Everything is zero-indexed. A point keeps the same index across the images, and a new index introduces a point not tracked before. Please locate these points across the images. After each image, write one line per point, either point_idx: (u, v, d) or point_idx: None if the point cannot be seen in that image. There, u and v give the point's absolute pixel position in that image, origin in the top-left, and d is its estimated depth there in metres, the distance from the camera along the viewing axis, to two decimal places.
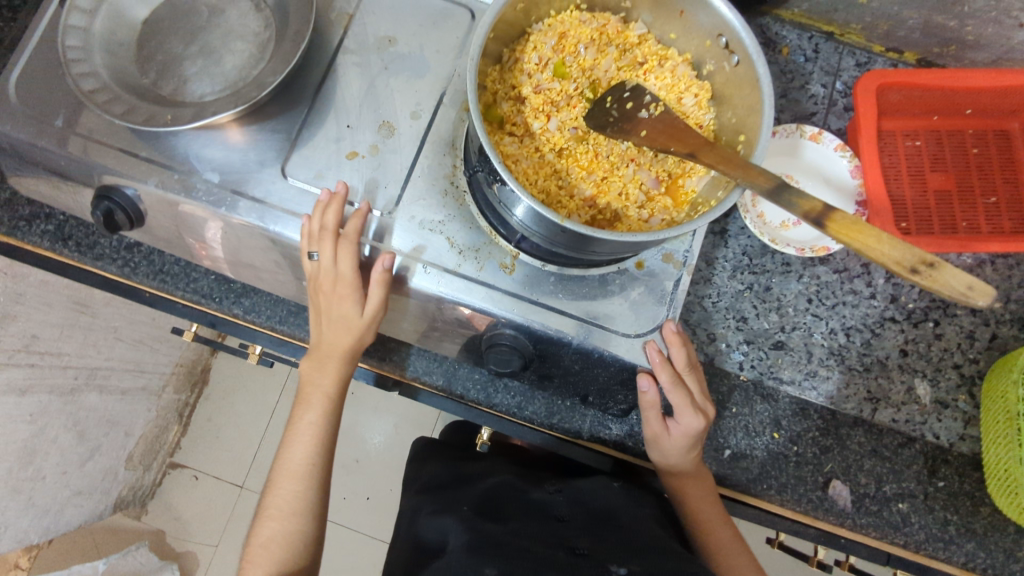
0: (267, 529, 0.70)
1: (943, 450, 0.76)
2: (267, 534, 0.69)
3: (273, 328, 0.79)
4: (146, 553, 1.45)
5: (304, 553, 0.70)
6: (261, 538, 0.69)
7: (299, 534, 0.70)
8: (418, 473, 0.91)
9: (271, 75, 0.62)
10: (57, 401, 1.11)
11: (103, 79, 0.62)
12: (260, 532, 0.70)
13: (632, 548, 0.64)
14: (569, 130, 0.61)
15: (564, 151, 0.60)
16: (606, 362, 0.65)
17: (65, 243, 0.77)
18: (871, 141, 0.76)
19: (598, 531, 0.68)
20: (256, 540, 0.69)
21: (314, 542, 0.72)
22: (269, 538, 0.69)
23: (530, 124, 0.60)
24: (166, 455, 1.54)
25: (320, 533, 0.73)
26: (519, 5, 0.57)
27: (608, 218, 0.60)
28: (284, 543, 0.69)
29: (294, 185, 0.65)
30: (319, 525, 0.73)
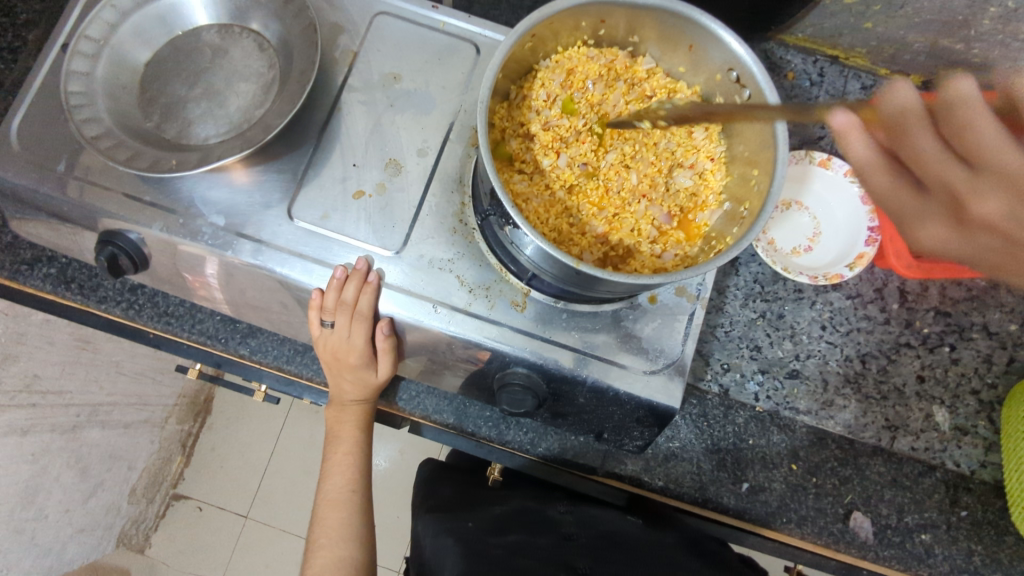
0: (320, 558, 0.68)
1: (964, 478, 0.75)
2: (320, 564, 0.68)
3: (280, 367, 0.78)
4: None
5: None
6: (315, 568, 0.68)
7: (350, 559, 0.69)
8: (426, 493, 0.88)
9: (276, 118, 0.61)
10: (58, 439, 1.10)
11: (106, 124, 0.61)
12: (312, 563, 0.69)
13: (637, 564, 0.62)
14: (579, 167, 0.60)
15: (575, 190, 0.59)
16: (621, 401, 0.64)
17: (68, 286, 0.76)
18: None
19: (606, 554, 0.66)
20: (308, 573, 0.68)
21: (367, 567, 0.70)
22: (322, 565, 0.68)
23: (540, 162, 0.60)
24: (169, 486, 1.50)
25: (372, 558, 0.72)
26: (528, 44, 0.55)
27: (621, 256, 0.58)
28: (338, 569, 0.68)
29: (301, 227, 0.64)
30: (369, 550, 0.72)
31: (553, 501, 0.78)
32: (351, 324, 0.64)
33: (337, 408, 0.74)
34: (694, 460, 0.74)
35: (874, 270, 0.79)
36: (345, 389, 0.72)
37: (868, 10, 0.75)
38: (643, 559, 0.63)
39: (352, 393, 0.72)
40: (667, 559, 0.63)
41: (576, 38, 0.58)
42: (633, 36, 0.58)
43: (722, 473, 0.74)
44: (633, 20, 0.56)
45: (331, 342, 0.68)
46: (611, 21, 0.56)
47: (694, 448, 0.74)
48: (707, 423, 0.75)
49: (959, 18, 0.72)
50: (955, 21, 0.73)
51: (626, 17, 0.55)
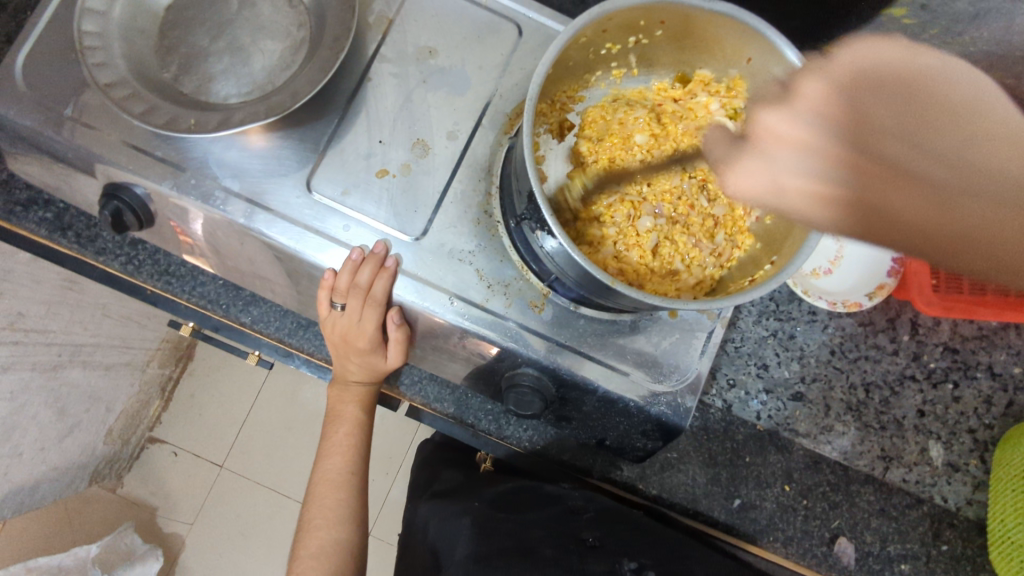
0: (316, 539, 0.69)
1: (949, 514, 0.76)
2: (316, 545, 0.69)
3: (281, 339, 0.76)
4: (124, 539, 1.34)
5: (353, 561, 0.70)
6: (310, 549, 0.68)
7: (345, 544, 0.69)
8: (427, 477, 0.85)
9: (306, 86, 0.58)
10: (39, 377, 1.06)
11: (121, 71, 0.57)
12: (309, 543, 0.69)
13: (649, 545, 0.62)
14: (613, 178, 0.57)
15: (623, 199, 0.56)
16: (630, 412, 0.63)
17: (65, 233, 0.73)
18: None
19: (611, 525, 0.65)
20: (305, 553, 0.68)
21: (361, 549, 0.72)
22: (318, 547, 0.68)
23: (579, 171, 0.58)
24: (145, 429, 1.44)
25: (363, 540, 0.73)
26: (583, 39, 0.51)
27: (660, 271, 0.56)
28: (334, 553, 0.68)
29: (318, 201, 0.61)
30: (360, 532, 0.72)
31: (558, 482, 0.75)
32: (364, 308, 0.63)
33: (341, 387, 0.74)
34: (689, 472, 0.74)
35: (890, 300, 0.79)
36: (350, 369, 0.71)
37: None
38: (653, 539, 0.63)
39: (356, 374, 0.71)
40: (674, 543, 0.63)
41: (631, 37, 0.55)
42: (689, 40, 0.55)
43: (716, 487, 0.74)
44: (696, 23, 0.52)
45: (340, 323, 0.66)
46: (671, 23, 0.53)
47: (691, 460, 0.75)
48: (707, 438, 0.75)
49: None
50: None
51: (685, 20, 0.52)
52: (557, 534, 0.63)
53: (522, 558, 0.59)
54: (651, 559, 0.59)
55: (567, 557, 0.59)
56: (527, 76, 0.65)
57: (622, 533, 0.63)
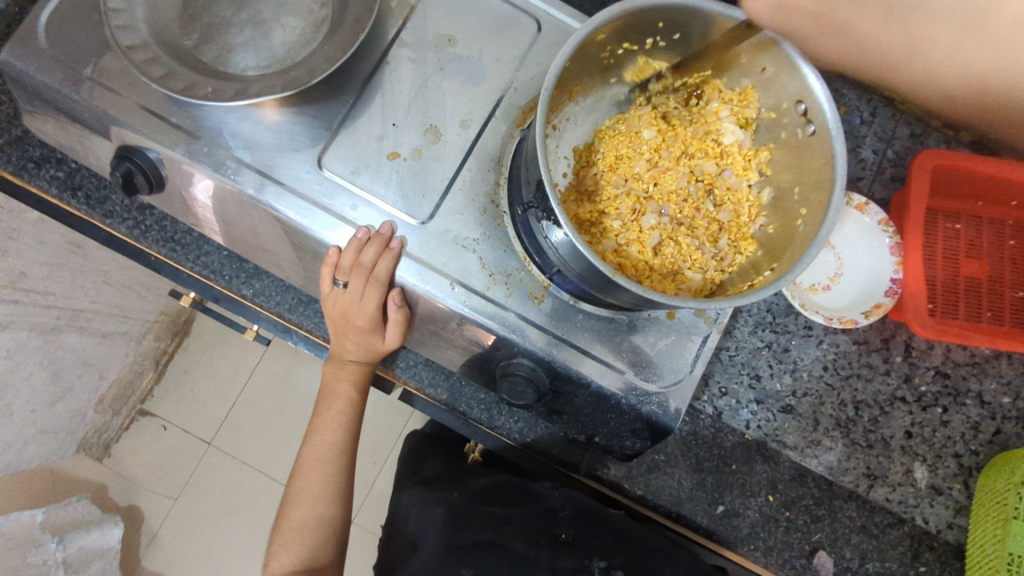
0: (300, 513, 0.70)
1: (929, 536, 0.76)
2: (300, 518, 0.70)
3: (280, 314, 0.77)
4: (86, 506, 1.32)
5: (331, 536, 0.72)
6: (294, 521, 0.70)
7: (327, 521, 0.71)
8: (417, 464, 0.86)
9: (324, 63, 0.58)
10: (36, 338, 1.06)
11: (143, 36, 0.58)
12: (293, 515, 0.70)
13: (624, 543, 0.62)
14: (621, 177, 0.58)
15: (629, 194, 0.58)
16: (620, 410, 0.64)
17: (74, 194, 0.74)
18: (918, 222, 0.74)
19: (588, 523, 0.65)
20: (289, 524, 0.70)
21: (342, 525, 0.73)
22: (302, 520, 0.70)
23: (586, 170, 0.59)
24: (136, 401, 1.43)
25: (346, 516, 0.74)
26: (600, 36, 0.52)
27: (663, 267, 0.57)
28: (314, 528, 0.70)
29: (328, 178, 0.62)
30: (344, 510, 0.74)
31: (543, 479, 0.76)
32: (365, 288, 0.63)
33: (336, 364, 0.74)
34: (675, 476, 0.75)
35: (885, 320, 0.80)
36: (348, 348, 0.72)
37: None
38: (627, 538, 0.63)
39: (353, 353, 0.72)
40: (649, 542, 0.63)
41: (648, 39, 0.55)
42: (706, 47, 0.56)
43: (700, 492, 0.75)
44: (712, 28, 0.53)
45: (341, 301, 0.67)
46: (688, 28, 0.53)
47: (678, 464, 0.75)
48: (695, 443, 0.75)
49: None
50: None
51: (702, 24, 0.52)
52: (530, 530, 0.64)
53: (496, 550, 0.60)
54: (623, 558, 0.59)
55: (537, 552, 0.60)
56: (543, 72, 0.66)
57: (598, 531, 0.63)
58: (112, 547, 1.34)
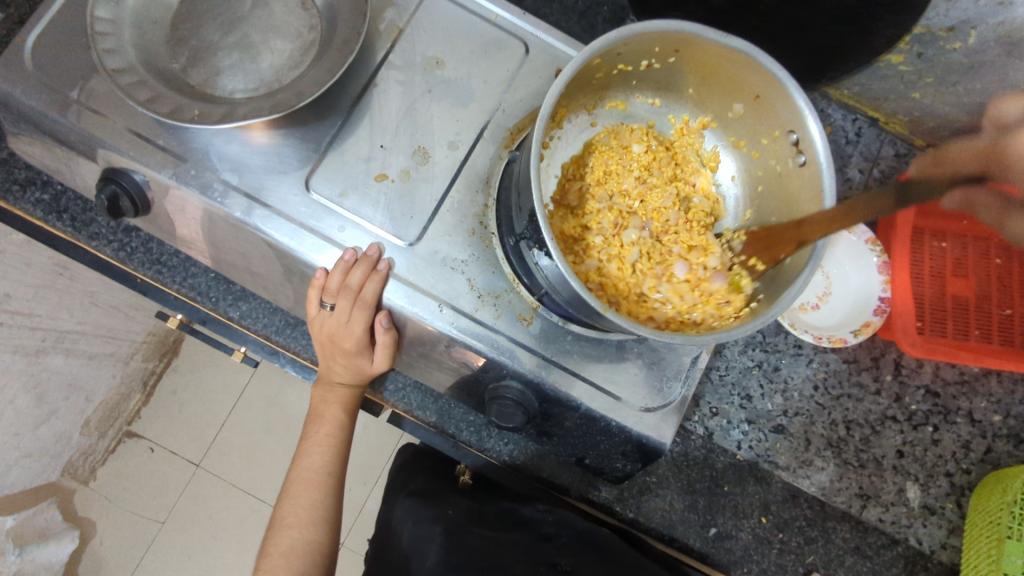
0: (287, 538, 0.68)
1: (923, 557, 0.76)
2: (286, 544, 0.68)
3: (267, 336, 0.76)
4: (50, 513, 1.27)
5: (321, 564, 0.69)
6: (279, 547, 0.68)
7: (316, 544, 0.69)
8: (404, 480, 0.85)
9: (312, 86, 0.58)
10: (20, 361, 1.04)
11: (129, 59, 0.58)
12: (279, 542, 0.68)
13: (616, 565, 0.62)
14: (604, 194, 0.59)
15: (612, 209, 0.58)
16: (610, 432, 0.63)
17: (59, 216, 0.73)
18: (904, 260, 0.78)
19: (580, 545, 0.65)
20: (274, 550, 0.68)
21: (330, 552, 0.71)
22: (288, 545, 0.68)
23: (572, 185, 0.59)
24: (124, 423, 1.42)
25: (334, 544, 0.72)
26: (599, 59, 0.52)
27: (640, 287, 0.56)
28: (304, 553, 0.68)
29: (315, 201, 0.61)
30: (333, 536, 0.72)
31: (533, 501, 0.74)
32: (353, 309, 0.63)
33: (325, 387, 0.74)
34: (667, 498, 0.74)
35: (875, 338, 0.80)
36: (335, 370, 0.71)
37: (919, 79, 0.76)
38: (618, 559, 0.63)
39: (342, 376, 0.72)
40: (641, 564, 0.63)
41: (643, 60, 0.55)
42: (700, 71, 0.56)
43: (692, 514, 0.74)
44: (707, 54, 0.53)
45: (328, 323, 0.66)
46: (683, 53, 0.54)
47: (669, 485, 0.75)
48: (686, 464, 0.75)
49: None
50: None
51: (698, 50, 0.53)
52: (524, 553, 0.64)
53: (494, 572, 0.59)
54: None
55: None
56: (531, 94, 0.66)
57: (589, 553, 0.63)
58: (61, 560, 1.26)
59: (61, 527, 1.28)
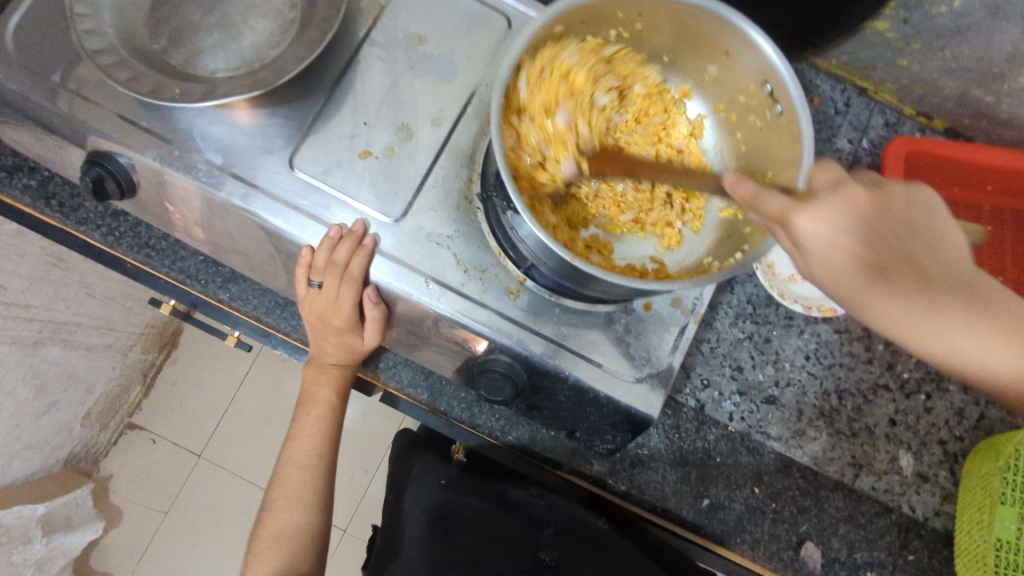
0: (276, 520, 0.70)
1: (917, 524, 0.76)
2: (276, 526, 0.69)
3: (258, 318, 0.76)
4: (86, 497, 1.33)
5: (310, 545, 0.70)
6: (270, 529, 0.69)
7: (304, 526, 0.70)
8: (405, 462, 0.87)
9: (292, 62, 0.58)
10: (18, 352, 1.05)
11: (109, 39, 0.57)
12: (270, 523, 0.70)
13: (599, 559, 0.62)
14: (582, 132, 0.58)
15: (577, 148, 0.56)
16: (599, 403, 0.63)
17: (48, 202, 0.73)
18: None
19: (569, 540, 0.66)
20: (264, 532, 0.69)
21: (321, 533, 0.72)
22: (277, 527, 0.69)
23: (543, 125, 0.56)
24: (125, 414, 1.43)
25: (326, 524, 0.73)
26: (559, 28, 0.51)
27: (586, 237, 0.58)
28: (292, 535, 0.69)
29: (300, 179, 0.61)
30: (323, 517, 0.73)
31: (527, 485, 0.77)
32: (340, 288, 0.63)
33: (316, 368, 0.74)
34: (660, 470, 0.74)
35: None
36: (327, 350, 0.71)
37: (906, 46, 0.75)
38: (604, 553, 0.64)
39: (334, 357, 0.71)
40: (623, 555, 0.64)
41: (611, 29, 0.55)
42: (672, 33, 0.55)
43: (685, 486, 0.74)
44: (672, 17, 0.53)
45: (317, 303, 0.67)
46: (649, 16, 0.53)
47: (661, 458, 0.75)
48: (679, 436, 0.75)
49: (995, 71, 0.72)
50: (990, 73, 0.73)
51: (665, 11, 0.52)
52: None
53: None
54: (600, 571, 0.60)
55: None
56: None
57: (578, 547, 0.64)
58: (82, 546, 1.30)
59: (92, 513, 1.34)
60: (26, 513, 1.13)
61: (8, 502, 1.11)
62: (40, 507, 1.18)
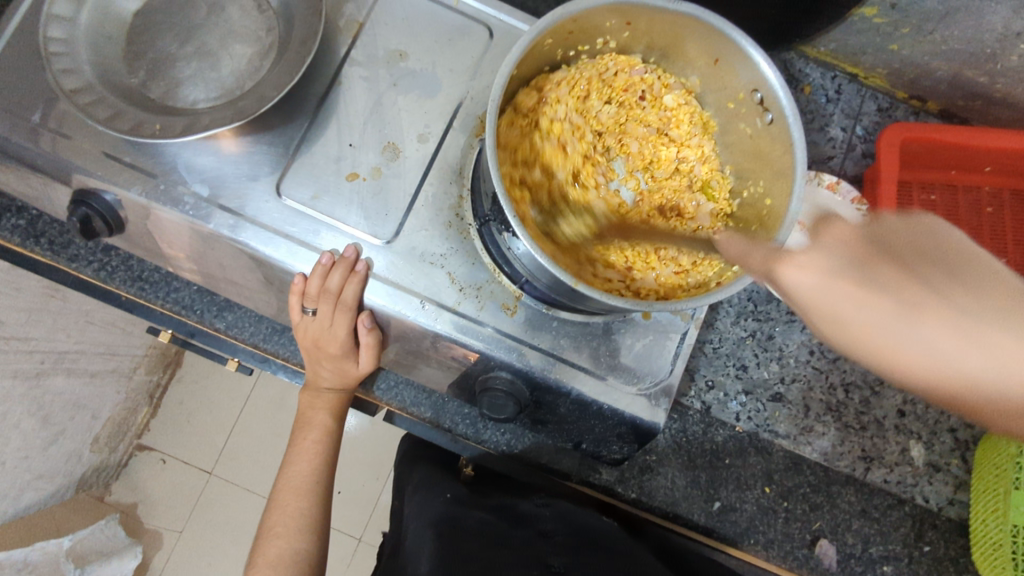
0: (275, 547, 0.68)
1: (932, 514, 0.75)
2: (273, 554, 0.67)
3: (256, 344, 0.76)
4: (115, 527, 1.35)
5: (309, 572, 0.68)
6: (268, 557, 0.67)
7: (303, 553, 0.68)
8: (408, 473, 0.86)
9: (272, 90, 0.57)
10: (21, 385, 1.05)
11: (86, 78, 0.57)
12: (266, 551, 0.68)
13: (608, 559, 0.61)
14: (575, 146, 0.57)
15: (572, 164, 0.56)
16: (604, 415, 0.63)
17: (38, 240, 0.73)
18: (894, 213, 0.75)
19: (576, 543, 0.63)
20: (262, 560, 0.67)
21: (319, 561, 0.70)
22: (276, 555, 0.67)
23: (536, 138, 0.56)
24: (133, 436, 1.43)
25: (322, 553, 0.72)
26: (550, 39, 0.51)
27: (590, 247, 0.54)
28: (292, 561, 0.67)
29: (288, 206, 0.61)
30: (319, 545, 0.71)
31: (531, 496, 0.75)
32: (334, 314, 0.62)
33: (314, 392, 0.74)
34: (668, 475, 0.74)
35: None
36: (324, 374, 0.71)
37: (896, 32, 0.74)
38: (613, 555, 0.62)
39: (330, 380, 0.72)
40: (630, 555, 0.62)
41: (598, 37, 0.54)
42: (662, 40, 0.55)
43: (695, 490, 0.74)
44: (659, 24, 0.52)
45: (312, 329, 0.66)
46: (637, 24, 0.53)
47: (670, 463, 0.74)
48: (686, 440, 0.74)
49: (988, 51, 0.71)
50: (982, 54, 0.72)
51: (655, 19, 0.51)
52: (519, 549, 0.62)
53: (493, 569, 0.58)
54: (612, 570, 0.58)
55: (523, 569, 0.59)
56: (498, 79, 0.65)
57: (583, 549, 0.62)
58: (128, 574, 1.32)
59: (127, 541, 1.36)
60: (50, 547, 1.14)
61: (29, 539, 1.12)
62: (66, 540, 1.19)
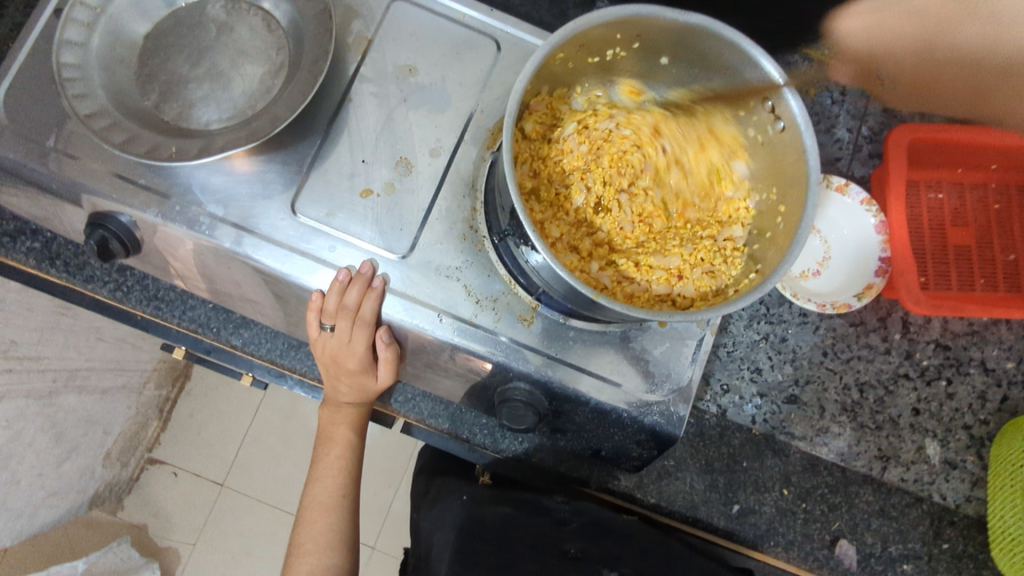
0: (306, 564, 0.68)
1: (949, 512, 0.76)
2: (305, 571, 0.68)
3: (272, 360, 0.77)
4: (127, 549, 1.35)
5: None
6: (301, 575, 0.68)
7: (335, 568, 0.69)
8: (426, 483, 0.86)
9: (286, 110, 0.58)
10: (34, 404, 1.05)
11: (101, 102, 0.57)
12: (297, 569, 0.69)
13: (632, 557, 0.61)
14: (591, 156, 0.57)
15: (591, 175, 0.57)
16: (623, 423, 0.63)
17: (53, 262, 0.74)
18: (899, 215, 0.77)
19: (599, 539, 0.64)
20: None
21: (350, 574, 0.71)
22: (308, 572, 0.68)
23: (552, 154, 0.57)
24: (144, 450, 1.43)
25: (354, 565, 0.73)
26: (561, 55, 0.51)
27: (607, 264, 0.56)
28: None
29: (303, 224, 0.61)
30: (350, 558, 0.72)
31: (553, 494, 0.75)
32: (353, 330, 0.63)
33: (334, 407, 0.75)
34: (687, 480, 0.75)
35: (881, 298, 0.79)
36: (342, 390, 0.72)
37: None
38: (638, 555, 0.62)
39: (348, 395, 0.72)
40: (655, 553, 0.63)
41: (608, 49, 0.55)
42: (672, 50, 0.55)
43: (714, 493, 0.75)
44: (670, 35, 0.52)
45: (331, 345, 0.66)
46: (647, 36, 0.53)
47: (687, 468, 0.75)
48: (703, 444, 0.75)
49: None
50: None
51: (666, 29, 0.51)
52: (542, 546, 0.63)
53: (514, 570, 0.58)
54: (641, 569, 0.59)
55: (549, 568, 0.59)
56: (507, 91, 0.66)
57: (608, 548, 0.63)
58: None
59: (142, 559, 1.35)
60: (65, 570, 1.16)
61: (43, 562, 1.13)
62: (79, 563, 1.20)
